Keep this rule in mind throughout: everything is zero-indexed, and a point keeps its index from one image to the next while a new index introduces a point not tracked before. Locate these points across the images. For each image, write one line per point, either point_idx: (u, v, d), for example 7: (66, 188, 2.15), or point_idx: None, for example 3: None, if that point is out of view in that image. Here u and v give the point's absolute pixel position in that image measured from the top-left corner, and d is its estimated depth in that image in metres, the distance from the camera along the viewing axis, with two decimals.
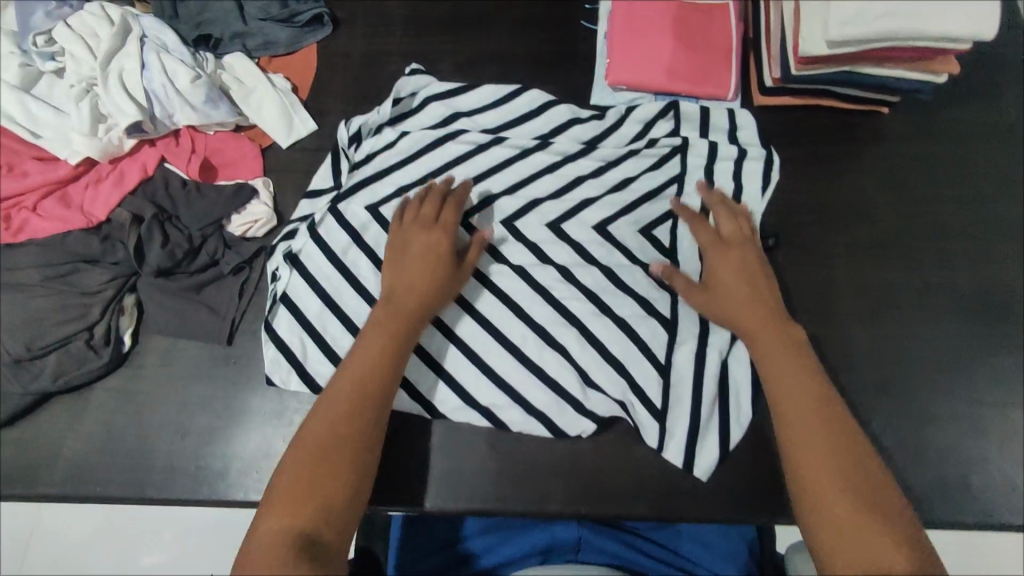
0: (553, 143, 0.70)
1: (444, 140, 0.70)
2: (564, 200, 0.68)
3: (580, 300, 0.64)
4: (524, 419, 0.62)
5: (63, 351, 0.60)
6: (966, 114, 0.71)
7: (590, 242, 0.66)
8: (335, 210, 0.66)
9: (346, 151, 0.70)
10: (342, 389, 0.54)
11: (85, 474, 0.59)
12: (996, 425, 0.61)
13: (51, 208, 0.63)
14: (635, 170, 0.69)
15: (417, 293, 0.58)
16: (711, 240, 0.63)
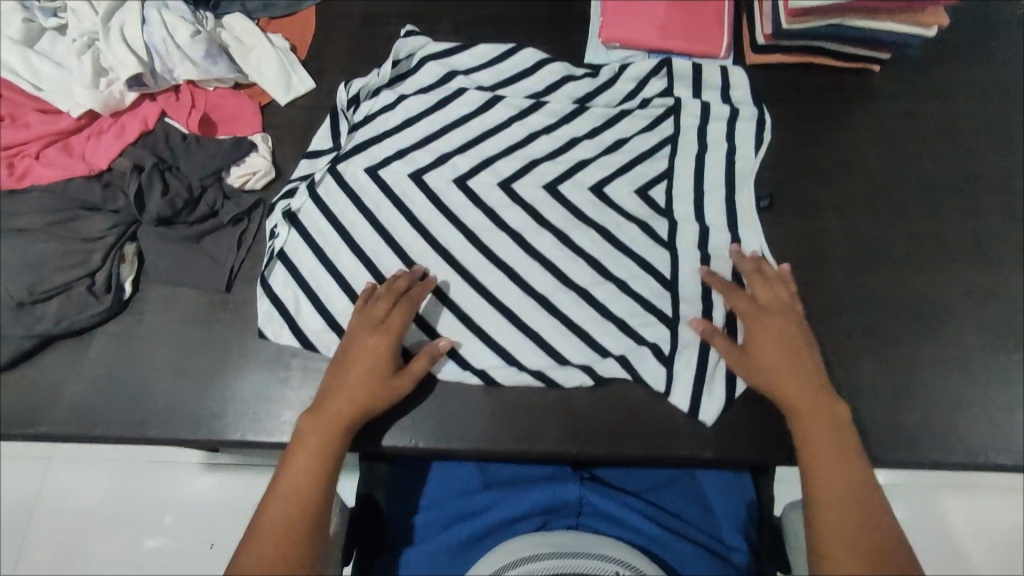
0: (548, 102, 0.71)
1: (442, 102, 0.70)
2: (559, 162, 0.69)
3: (573, 257, 0.66)
4: (516, 375, 0.62)
5: (65, 296, 0.61)
6: (961, 71, 0.72)
7: (586, 202, 0.67)
8: (335, 170, 0.67)
9: (345, 113, 0.71)
10: (285, 489, 0.54)
11: (87, 414, 0.61)
12: (984, 371, 0.62)
13: (53, 157, 0.64)
14: (629, 128, 0.70)
15: (360, 403, 0.57)
16: (752, 310, 0.60)
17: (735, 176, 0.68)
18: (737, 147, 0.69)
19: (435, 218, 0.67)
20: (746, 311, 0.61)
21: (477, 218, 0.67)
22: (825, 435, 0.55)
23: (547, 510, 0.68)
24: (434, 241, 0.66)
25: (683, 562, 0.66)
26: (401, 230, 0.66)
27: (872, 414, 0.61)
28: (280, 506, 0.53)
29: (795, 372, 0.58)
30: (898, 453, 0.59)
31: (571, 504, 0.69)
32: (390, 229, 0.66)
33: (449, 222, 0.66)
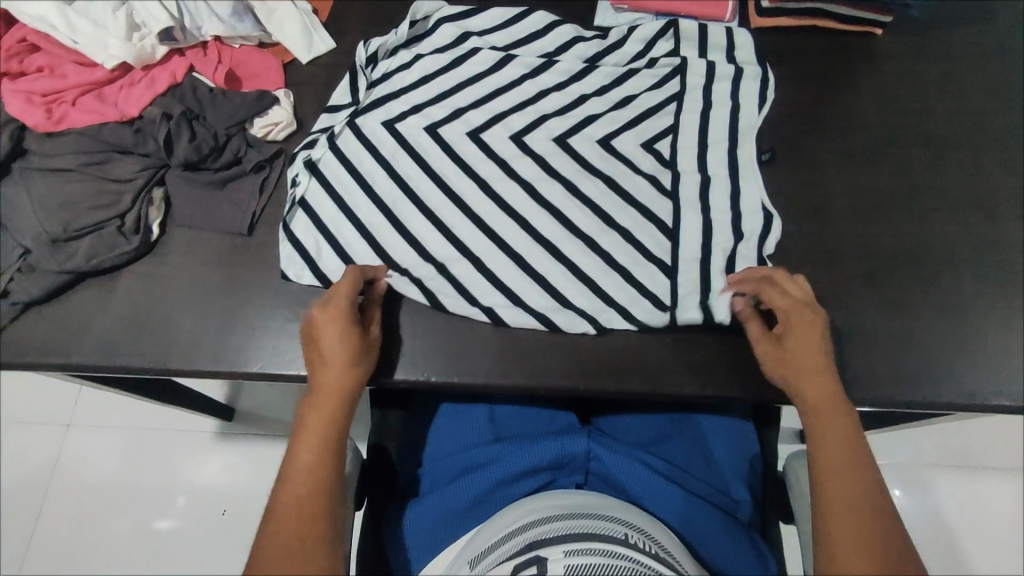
0: (559, 61, 0.73)
1: (457, 61, 0.72)
2: (568, 117, 0.70)
3: (582, 208, 0.67)
4: (520, 314, 0.64)
5: (97, 234, 0.64)
6: (961, 34, 0.74)
7: (595, 155, 0.69)
8: (353, 124, 0.69)
9: (364, 70, 0.73)
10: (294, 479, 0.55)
11: (115, 346, 0.64)
12: (982, 315, 0.63)
13: (89, 103, 0.67)
14: (637, 87, 0.71)
15: (339, 389, 0.57)
16: (800, 319, 0.59)
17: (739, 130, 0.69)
18: (740, 102, 0.70)
19: (447, 167, 0.68)
20: (788, 306, 0.59)
21: (488, 167, 0.68)
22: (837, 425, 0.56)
23: (554, 466, 0.69)
24: (444, 186, 0.68)
25: (695, 519, 0.66)
26: (413, 177, 0.68)
27: (872, 356, 0.62)
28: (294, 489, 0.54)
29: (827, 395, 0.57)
30: (896, 392, 0.61)
31: (579, 458, 0.69)
32: (404, 176, 0.68)
33: (461, 170, 0.68)
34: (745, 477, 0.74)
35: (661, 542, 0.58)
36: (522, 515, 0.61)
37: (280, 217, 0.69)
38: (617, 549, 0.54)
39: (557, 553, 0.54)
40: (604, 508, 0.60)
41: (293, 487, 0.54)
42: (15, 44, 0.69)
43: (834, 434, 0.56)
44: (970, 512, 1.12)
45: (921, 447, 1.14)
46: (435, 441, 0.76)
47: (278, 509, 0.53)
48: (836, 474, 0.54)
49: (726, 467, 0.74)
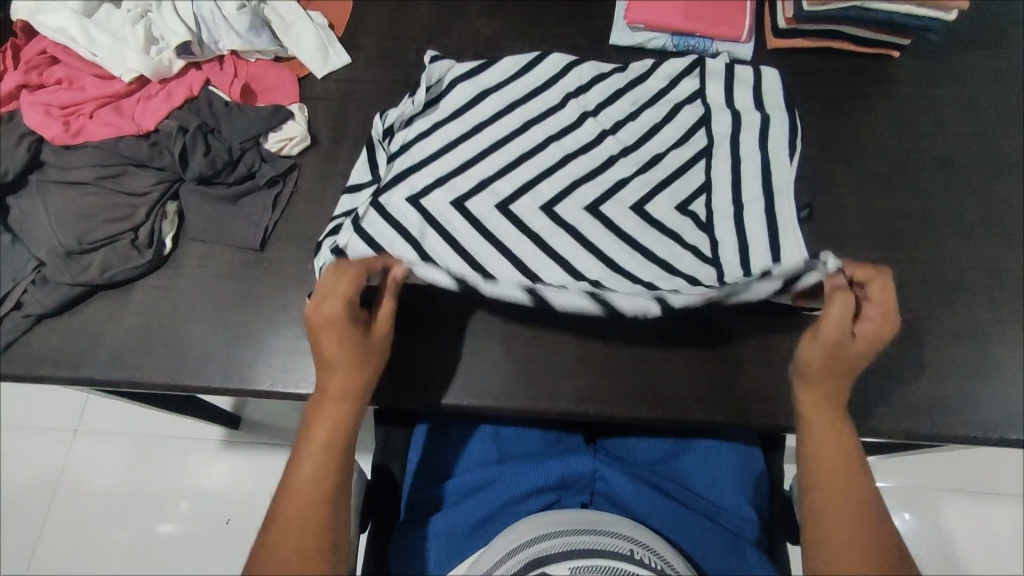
0: (589, 120, 0.70)
1: (477, 127, 0.70)
2: (599, 182, 0.67)
3: (614, 263, 0.64)
4: (573, 294, 0.57)
5: (111, 248, 0.65)
6: (980, 57, 0.73)
7: (626, 211, 0.66)
8: (378, 203, 0.65)
9: (381, 144, 0.69)
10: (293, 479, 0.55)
11: (125, 361, 0.64)
12: (1002, 346, 0.62)
13: (106, 116, 0.68)
14: (663, 144, 0.69)
15: (343, 403, 0.57)
16: (869, 324, 0.55)
17: (770, 152, 0.67)
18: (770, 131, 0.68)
19: (475, 239, 0.65)
20: (872, 319, 0.55)
21: (519, 237, 0.65)
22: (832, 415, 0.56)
23: (559, 486, 0.67)
24: (471, 259, 0.64)
25: (705, 541, 0.65)
26: (445, 257, 0.64)
27: (892, 385, 0.60)
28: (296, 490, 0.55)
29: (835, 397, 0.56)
30: (916, 422, 0.60)
31: (584, 478, 0.67)
32: (430, 252, 0.64)
33: (491, 236, 0.65)
34: (753, 497, 0.73)
35: (666, 558, 0.57)
36: (521, 534, 0.60)
37: (292, 232, 0.68)
38: (621, 566, 0.54)
39: (562, 570, 0.54)
40: (612, 525, 0.59)
41: (295, 505, 0.55)
42: (35, 56, 0.70)
43: (831, 444, 0.55)
44: (983, 538, 1.10)
45: (934, 471, 1.13)
46: (441, 460, 0.75)
47: (281, 532, 0.54)
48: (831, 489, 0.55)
49: (737, 487, 0.72)
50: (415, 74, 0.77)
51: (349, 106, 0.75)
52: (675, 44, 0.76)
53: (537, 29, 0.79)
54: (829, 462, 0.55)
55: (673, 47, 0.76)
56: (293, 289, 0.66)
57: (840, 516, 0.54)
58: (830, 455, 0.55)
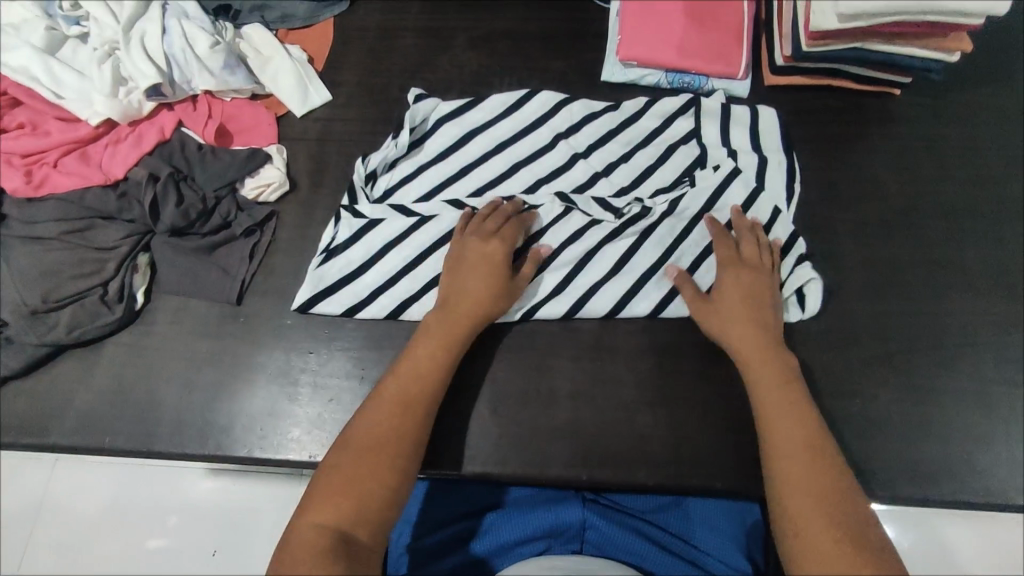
0: (580, 163, 0.68)
1: (462, 169, 0.67)
2: (590, 233, 0.65)
3: (598, 308, 0.62)
4: (590, 201, 0.65)
5: (78, 306, 0.61)
6: (980, 96, 0.71)
7: (619, 250, 0.64)
8: (369, 256, 0.64)
9: (363, 189, 0.67)
10: (399, 375, 0.56)
11: (94, 425, 0.61)
12: (1004, 405, 0.61)
13: (71, 165, 0.64)
14: (657, 186, 0.67)
15: (468, 320, 0.58)
16: (729, 266, 0.61)
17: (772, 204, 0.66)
18: (767, 175, 0.67)
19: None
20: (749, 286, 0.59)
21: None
22: (781, 409, 0.53)
23: (549, 533, 0.62)
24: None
25: None
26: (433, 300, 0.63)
27: (886, 446, 0.59)
28: (400, 388, 0.55)
29: (755, 336, 0.57)
30: (915, 488, 0.58)
31: (574, 529, 0.62)
32: (418, 289, 0.63)
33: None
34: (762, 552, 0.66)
35: None
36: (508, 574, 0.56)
37: (271, 283, 0.66)
38: None
39: None
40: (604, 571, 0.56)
41: (397, 395, 0.54)
42: None
43: (772, 376, 0.55)
44: None
45: None
46: None
47: (375, 426, 0.53)
48: (778, 420, 0.53)
49: (747, 536, 0.65)
50: (398, 111, 0.74)
51: (329, 146, 0.72)
52: (669, 81, 0.73)
53: (525, 62, 0.76)
54: (780, 394, 0.54)
55: (667, 83, 0.73)
56: (271, 346, 0.64)
57: (792, 449, 0.51)
58: (774, 389, 0.54)
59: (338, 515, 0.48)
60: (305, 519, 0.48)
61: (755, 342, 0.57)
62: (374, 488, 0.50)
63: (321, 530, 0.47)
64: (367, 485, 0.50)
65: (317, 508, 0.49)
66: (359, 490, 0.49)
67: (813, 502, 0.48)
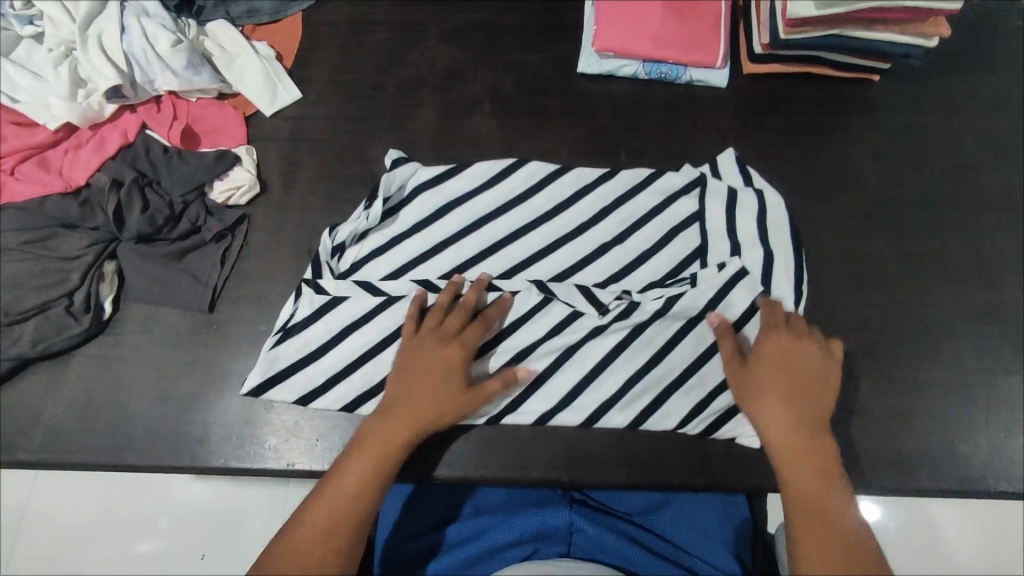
0: (564, 243, 0.65)
1: (436, 246, 0.65)
2: (572, 328, 0.62)
3: (577, 411, 0.60)
4: (572, 290, 0.62)
5: (42, 318, 0.60)
6: (956, 81, 0.71)
7: (603, 346, 0.62)
8: (321, 344, 0.60)
9: (328, 262, 0.63)
10: (330, 490, 0.52)
11: (64, 440, 0.59)
12: (981, 393, 0.61)
13: (29, 172, 0.62)
14: (649, 277, 0.64)
15: (413, 423, 0.55)
16: (773, 332, 0.58)
17: (771, 288, 0.63)
18: (773, 271, 0.63)
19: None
20: (788, 350, 0.57)
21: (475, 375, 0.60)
22: (806, 480, 0.53)
23: (536, 536, 0.61)
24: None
25: None
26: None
27: (869, 437, 0.60)
28: (328, 506, 0.51)
29: (778, 425, 0.54)
30: (898, 478, 0.59)
31: (560, 532, 0.61)
32: (377, 384, 0.60)
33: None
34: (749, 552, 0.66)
35: None
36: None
37: (244, 290, 0.64)
38: None
39: None
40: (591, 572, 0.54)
41: (324, 513, 0.51)
42: None
43: (797, 468, 0.53)
44: None
45: None
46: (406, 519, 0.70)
47: (295, 547, 0.50)
48: (807, 492, 0.52)
49: (736, 534, 0.66)
50: (370, 108, 0.72)
51: (301, 146, 0.70)
52: (647, 71, 0.72)
53: (500, 55, 0.74)
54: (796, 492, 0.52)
55: (645, 74, 0.72)
56: (247, 354, 0.62)
57: (816, 553, 0.49)
58: (801, 465, 0.53)
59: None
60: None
61: (784, 431, 0.54)
62: None
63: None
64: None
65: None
66: None
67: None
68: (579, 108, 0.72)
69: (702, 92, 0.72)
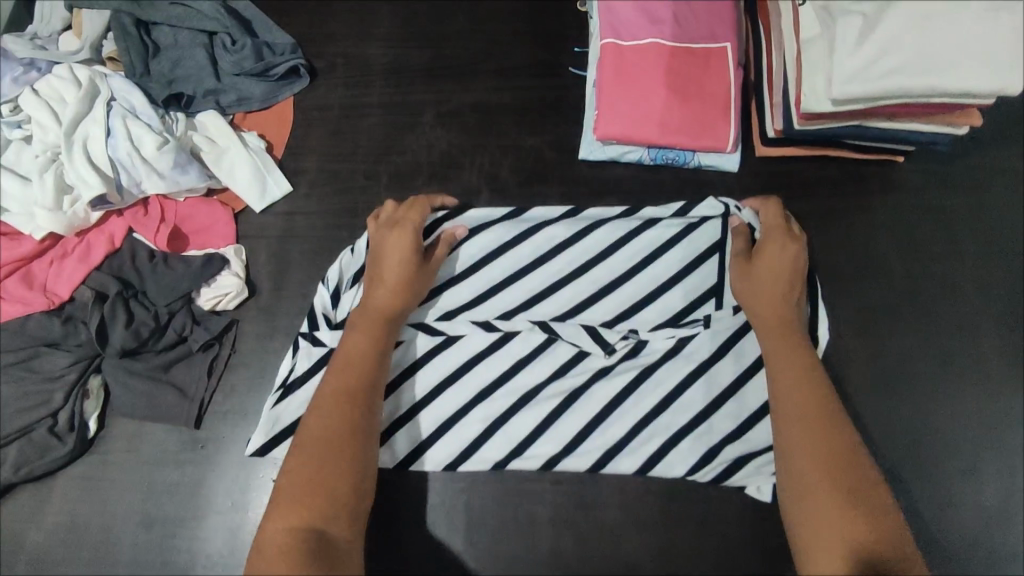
0: (572, 280, 0.62)
1: (436, 289, 0.62)
2: (575, 373, 0.60)
3: (583, 456, 0.58)
4: (578, 332, 0.60)
5: (26, 441, 0.58)
6: (989, 162, 0.66)
7: (610, 388, 0.60)
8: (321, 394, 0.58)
9: (326, 313, 0.61)
10: (335, 370, 0.53)
11: (48, 568, 0.58)
12: (1008, 515, 0.58)
13: (13, 288, 0.61)
14: (657, 314, 0.61)
15: (391, 303, 0.56)
16: (777, 227, 0.59)
17: None
18: None
19: (441, 405, 0.59)
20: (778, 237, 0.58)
21: (478, 421, 0.59)
22: (792, 353, 0.53)
23: None
24: (418, 446, 0.59)
25: None
26: (404, 440, 0.58)
27: None
28: (333, 383, 0.52)
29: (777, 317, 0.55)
30: None
31: None
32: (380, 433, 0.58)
33: (450, 404, 0.59)
34: None
35: None
36: None
37: (233, 403, 0.62)
38: None
39: None
40: None
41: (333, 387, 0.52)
42: None
43: (798, 357, 0.53)
44: None
45: None
46: None
47: (310, 425, 0.50)
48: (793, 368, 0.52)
49: None
50: (363, 200, 0.69)
51: (292, 242, 0.67)
52: (652, 157, 0.68)
53: (498, 138, 0.71)
54: (794, 378, 0.52)
55: (650, 160, 0.68)
56: (233, 473, 0.60)
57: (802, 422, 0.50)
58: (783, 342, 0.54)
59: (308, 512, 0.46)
60: (275, 525, 0.45)
61: (782, 324, 0.55)
62: (341, 489, 0.47)
63: (291, 530, 0.45)
64: (331, 484, 0.47)
65: (280, 520, 0.45)
66: (317, 498, 0.46)
67: (832, 499, 0.46)
68: (581, 195, 0.69)
69: (712, 177, 0.68)
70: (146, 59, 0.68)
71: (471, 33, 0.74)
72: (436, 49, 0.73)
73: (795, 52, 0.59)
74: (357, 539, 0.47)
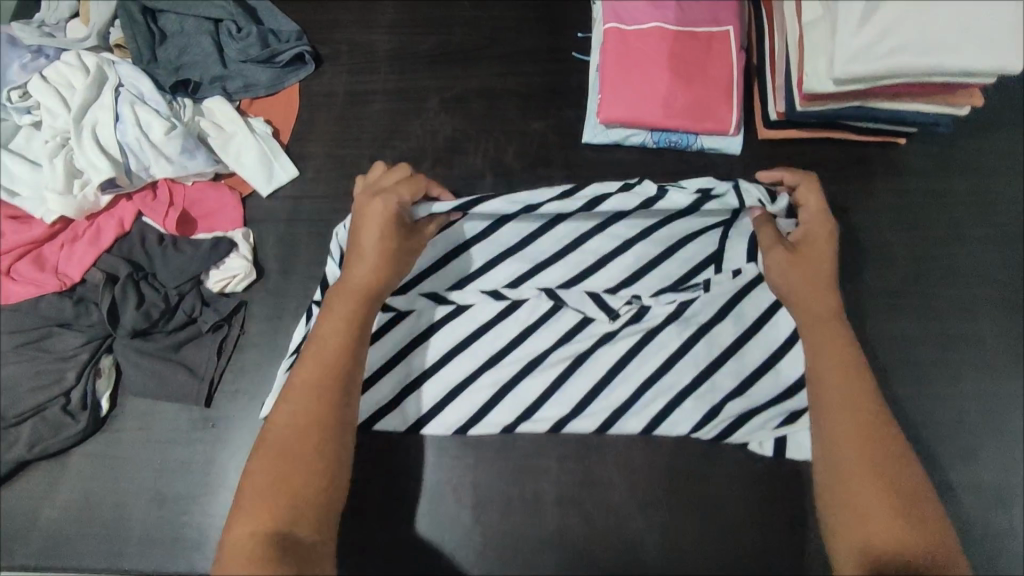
0: (577, 246, 0.63)
1: (443, 258, 0.62)
2: (580, 339, 0.61)
3: (591, 418, 0.59)
4: (583, 298, 0.60)
5: (39, 420, 0.59)
6: (990, 147, 0.66)
7: (614, 353, 0.60)
8: None
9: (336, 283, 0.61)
10: (309, 356, 0.52)
11: (61, 544, 0.59)
12: (1008, 494, 0.59)
13: (25, 271, 0.62)
14: (658, 281, 0.62)
15: (368, 288, 0.54)
16: (814, 216, 0.57)
17: None
18: None
19: (450, 371, 0.60)
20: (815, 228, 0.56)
21: (485, 385, 0.60)
22: (828, 340, 0.53)
23: None
24: (428, 411, 0.60)
25: None
26: (414, 407, 0.60)
27: None
28: (306, 371, 0.51)
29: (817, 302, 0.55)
30: None
31: None
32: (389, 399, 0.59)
33: (459, 370, 0.60)
34: None
35: None
36: None
37: (242, 383, 0.63)
38: None
39: None
40: None
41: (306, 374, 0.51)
42: None
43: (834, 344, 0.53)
44: None
45: None
46: None
47: (281, 414, 0.50)
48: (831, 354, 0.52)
49: None
50: None
51: (298, 226, 0.68)
52: (654, 141, 0.68)
53: (502, 123, 0.71)
54: (834, 367, 0.52)
55: (653, 143, 0.68)
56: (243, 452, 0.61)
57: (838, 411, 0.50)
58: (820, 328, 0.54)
59: (279, 514, 0.46)
60: (242, 527, 0.45)
61: (815, 311, 0.55)
62: (309, 484, 0.47)
63: (259, 532, 0.45)
64: (301, 478, 0.47)
65: (248, 518, 0.46)
66: (286, 495, 0.46)
67: (872, 488, 0.47)
68: (584, 178, 0.69)
69: (715, 160, 0.69)
70: (153, 47, 0.69)
71: (474, 19, 0.74)
72: (440, 36, 0.74)
73: (797, 34, 0.60)
74: (329, 534, 0.47)
